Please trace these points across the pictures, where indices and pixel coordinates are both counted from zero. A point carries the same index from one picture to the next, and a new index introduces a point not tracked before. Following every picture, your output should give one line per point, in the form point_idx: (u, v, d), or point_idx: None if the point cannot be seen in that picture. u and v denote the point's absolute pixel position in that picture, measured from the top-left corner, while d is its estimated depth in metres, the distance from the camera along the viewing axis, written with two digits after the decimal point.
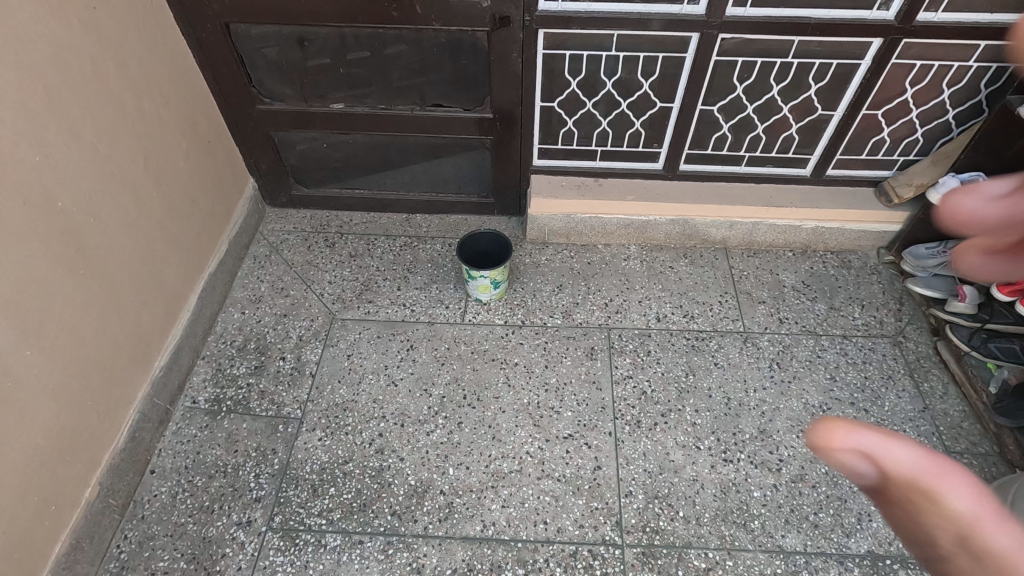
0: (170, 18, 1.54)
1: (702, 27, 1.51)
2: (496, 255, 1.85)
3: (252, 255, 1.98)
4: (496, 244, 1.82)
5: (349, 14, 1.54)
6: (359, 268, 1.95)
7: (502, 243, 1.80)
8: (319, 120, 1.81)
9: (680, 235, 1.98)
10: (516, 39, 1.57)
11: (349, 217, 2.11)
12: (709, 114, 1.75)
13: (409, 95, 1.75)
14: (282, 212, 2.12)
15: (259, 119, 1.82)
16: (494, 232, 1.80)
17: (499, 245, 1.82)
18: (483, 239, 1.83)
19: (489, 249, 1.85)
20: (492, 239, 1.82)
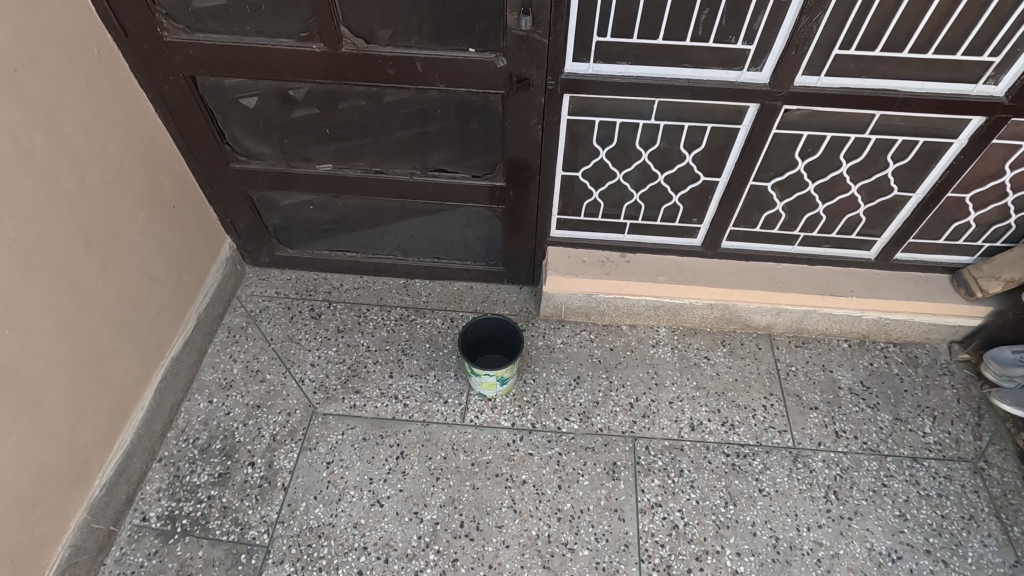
0: (123, 67, 1.29)
1: (763, 97, 1.24)
2: (504, 343, 1.62)
3: (226, 327, 1.74)
4: (506, 331, 1.59)
5: (335, 70, 1.27)
6: (347, 347, 1.70)
7: (513, 332, 1.57)
8: (303, 182, 1.56)
9: (718, 319, 1.70)
10: (536, 103, 1.30)
11: (339, 281, 1.86)
12: (762, 190, 1.47)
13: (408, 158, 1.49)
14: (264, 272, 1.87)
15: (235, 178, 1.57)
16: (503, 319, 1.56)
17: (509, 333, 1.59)
18: (489, 326, 1.59)
19: (495, 336, 1.62)
20: (500, 326, 1.59)
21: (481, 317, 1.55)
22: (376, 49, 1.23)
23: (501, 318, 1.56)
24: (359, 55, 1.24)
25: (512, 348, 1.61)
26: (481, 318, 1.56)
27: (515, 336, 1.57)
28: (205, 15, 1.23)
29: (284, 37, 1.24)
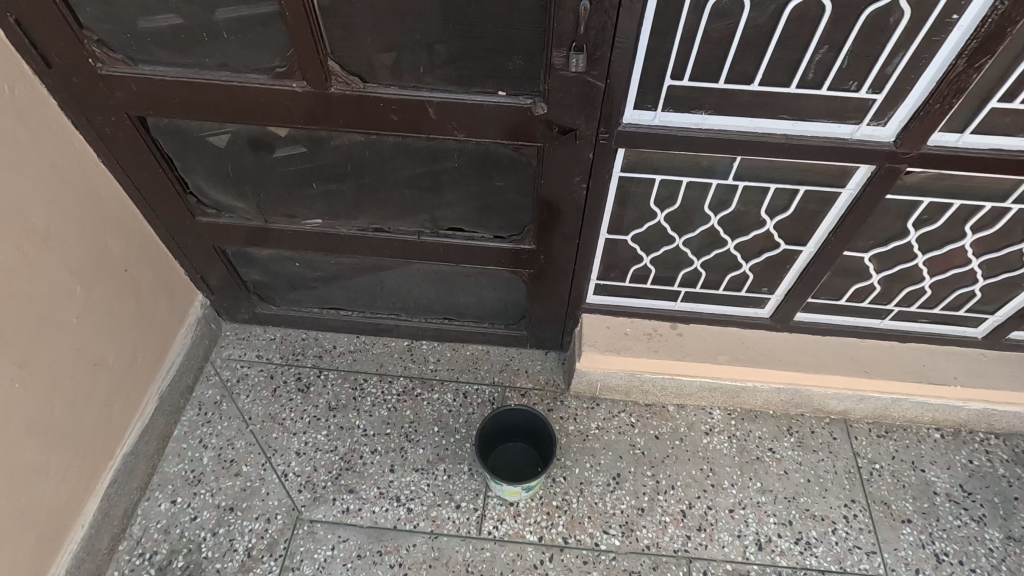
0: (50, 106, 1.00)
1: (884, 159, 0.94)
2: (533, 435, 1.37)
3: (196, 402, 1.46)
4: (534, 423, 1.34)
5: (323, 114, 0.98)
6: (339, 430, 1.43)
7: (545, 425, 1.31)
8: (287, 239, 1.27)
9: (785, 403, 1.42)
10: (582, 159, 1.02)
11: (332, 342, 1.58)
12: (857, 262, 1.18)
13: (415, 215, 1.20)
14: (243, 331, 1.59)
15: (203, 233, 1.29)
16: (530, 410, 1.31)
17: (538, 425, 1.33)
18: (513, 416, 1.34)
19: (521, 426, 1.37)
20: (528, 416, 1.33)
21: (505, 408, 1.30)
22: (376, 90, 0.94)
23: (529, 409, 1.30)
24: (354, 98, 0.95)
25: (542, 442, 1.35)
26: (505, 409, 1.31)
27: (546, 430, 1.31)
28: (150, 43, 0.93)
29: (255, 72, 0.95)
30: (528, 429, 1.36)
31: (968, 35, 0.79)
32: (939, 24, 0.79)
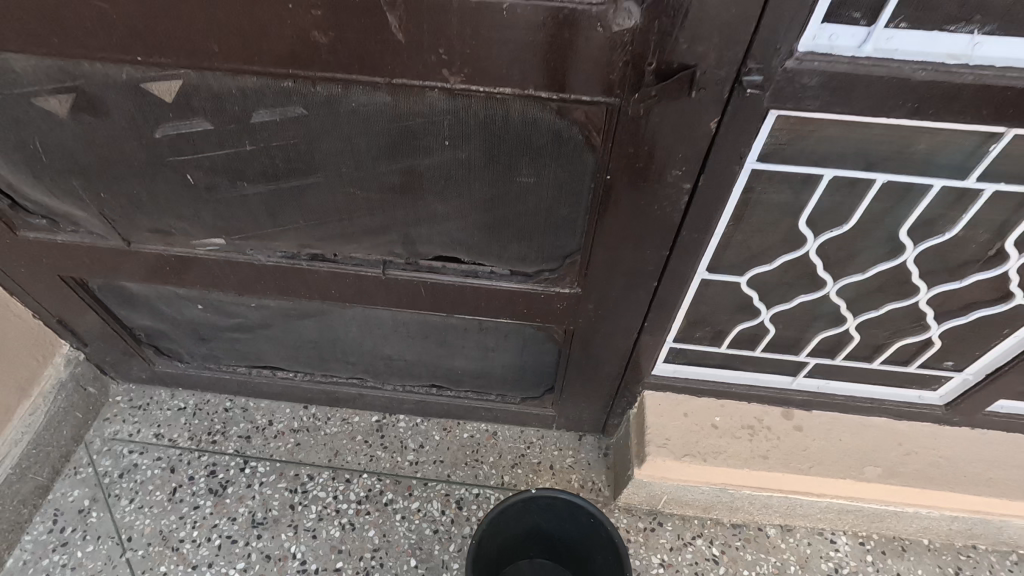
0: None
1: None
2: (574, 542, 0.86)
3: (52, 509, 0.97)
4: (577, 522, 0.83)
5: (178, 32, 0.49)
6: (263, 564, 0.93)
7: (600, 530, 0.80)
8: (172, 271, 0.78)
9: (954, 532, 0.92)
10: (695, 136, 0.52)
11: (267, 417, 1.08)
12: None
13: (380, 237, 0.71)
14: (143, 395, 1.10)
15: (40, 257, 0.80)
16: (572, 501, 0.80)
17: (584, 527, 0.82)
18: (539, 510, 0.83)
19: (553, 527, 0.86)
20: (565, 513, 0.83)
21: (528, 497, 0.80)
22: None
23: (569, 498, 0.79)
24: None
25: (591, 556, 0.84)
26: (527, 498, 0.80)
27: (602, 538, 0.80)
28: None
29: None
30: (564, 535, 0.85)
31: None
32: None
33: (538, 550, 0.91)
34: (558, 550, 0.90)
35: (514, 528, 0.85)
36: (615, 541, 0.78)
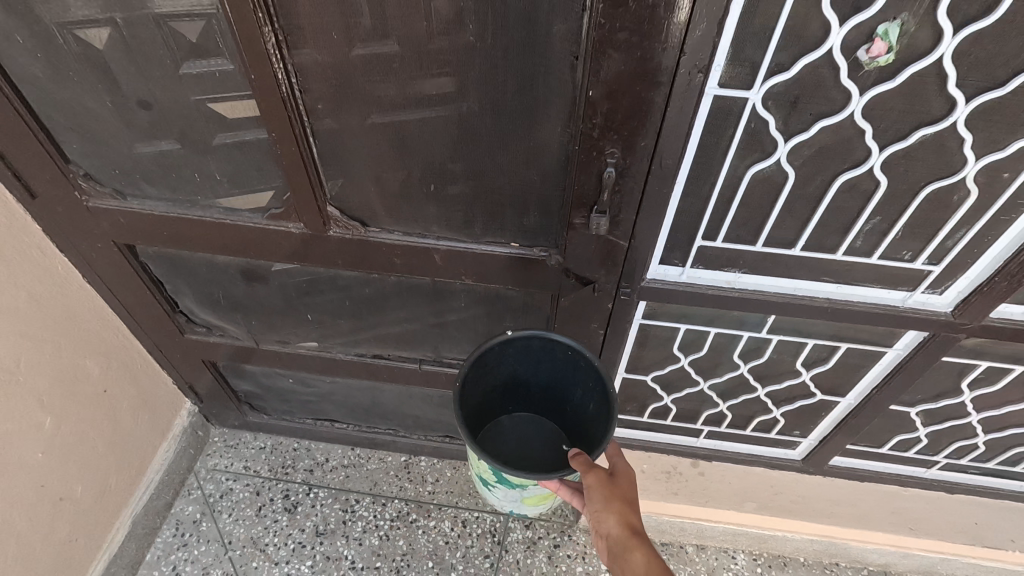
0: (33, 234, 0.93)
1: (939, 327, 0.84)
2: (548, 378, 0.96)
3: (175, 520, 1.36)
4: (553, 357, 0.91)
5: (317, 254, 0.91)
6: (325, 561, 1.31)
7: (575, 360, 0.89)
8: (281, 360, 1.19)
9: (818, 552, 1.27)
10: (600, 310, 0.92)
11: (324, 455, 1.47)
12: (902, 415, 1.07)
13: (419, 346, 1.12)
14: (234, 437, 1.50)
15: (192, 349, 1.20)
16: (546, 340, 0.88)
17: (558, 363, 0.92)
18: (513, 357, 0.92)
19: (527, 367, 0.95)
20: (539, 351, 0.91)
21: (504, 340, 0.87)
22: (377, 237, 0.86)
23: (543, 334, 0.87)
24: (353, 242, 0.87)
25: (569, 412, 0.98)
26: (501, 343, 0.87)
27: (577, 363, 0.89)
28: (138, 179, 0.86)
29: (250, 211, 0.88)
30: (540, 368, 0.95)
31: None
32: (1011, 205, 0.69)
33: (511, 402, 1.03)
34: (531, 392, 1.01)
35: (489, 381, 0.94)
36: (591, 367, 0.86)
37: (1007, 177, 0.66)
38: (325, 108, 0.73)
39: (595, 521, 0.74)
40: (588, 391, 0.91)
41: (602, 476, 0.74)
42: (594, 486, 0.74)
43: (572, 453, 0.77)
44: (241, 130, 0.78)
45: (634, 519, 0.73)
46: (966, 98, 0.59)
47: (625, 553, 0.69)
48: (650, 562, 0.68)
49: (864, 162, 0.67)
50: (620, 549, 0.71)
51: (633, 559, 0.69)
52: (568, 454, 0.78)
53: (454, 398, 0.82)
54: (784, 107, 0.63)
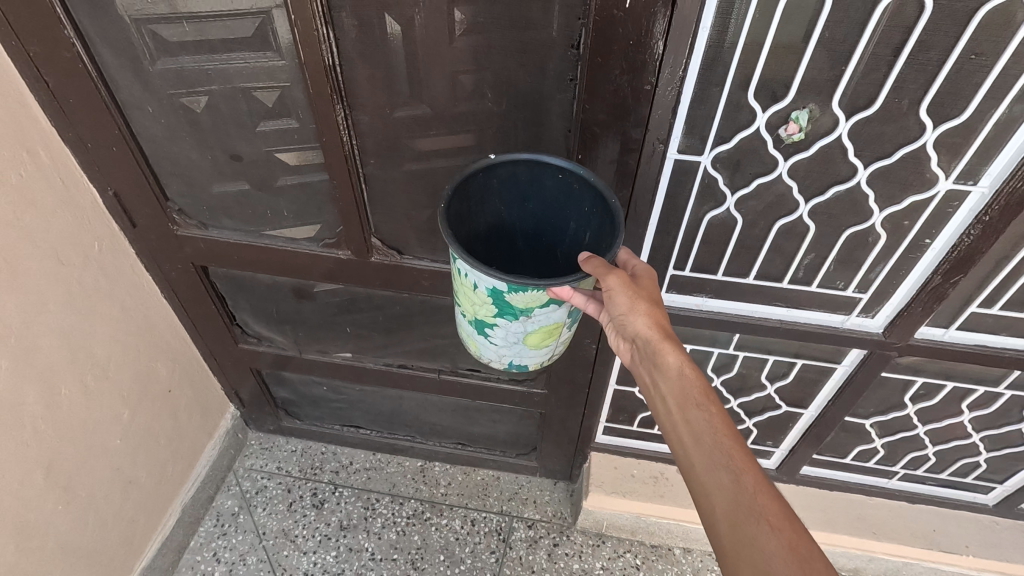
0: (128, 256, 1.13)
1: (875, 346, 1.00)
2: (539, 214, 0.80)
3: (215, 512, 1.52)
4: (542, 189, 0.77)
5: (359, 276, 1.10)
6: (349, 552, 1.47)
7: (568, 185, 0.75)
8: (319, 368, 1.38)
9: None
10: (593, 326, 1.11)
11: (349, 459, 1.64)
12: (858, 426, 1.23)
13: (439, 357, 1.30)
14: (268, 440, 1.67)
15: (242, 357, 1.39)
16: (534, 163, 0.74)
17: (548, 194, 0.78)
18: (498, 190, 0.77)
19: (515, 212, 0.81)
20: (527, 181, 0.77)
21: (485, 167, 0.73)
22: (410, 262, 1.06)
23: (533, 159, 0.73)
24: (390, 267, 1.07)
25: (562, 234, 0.81)
26: (484, 171, 0.73)
27: (571, 188, 0.75)
28: (219, 213, 1.07)
29: (307, 240, 1.08)
30: (528, 203, 0.80)
31: (941, 256, 0.87)
32: (914, 246, 0.87)
33: (499, 260, 0.85)
34: (515, 244, 0.85)
35: (472, 226, 0.78)
36: (588, 188, 0.72)
37: (907, 224, 0.85)
38: (375, 162, 0.93)
39: (622, 324, 0.69)
40: (585, 224, 0.76)
41: (624, 277, 0.66)
42: (617, 288, 0.65)
43: (583, 259, 0.66)
44: (308, 177, 0.98)
45: (663, 317, 0.68)
46: (864, 164, 0.80)
47: (658, 354, 0.66)
48: (684, 366, 0.65)
49: (793, 210, 0.87)
50: (651, 353, 0.67)
51: (667, 365, 0.66)
52: (578, 261, 0.66)
53: (444, 227, 0.66)
54: (728, 167, 0.84)
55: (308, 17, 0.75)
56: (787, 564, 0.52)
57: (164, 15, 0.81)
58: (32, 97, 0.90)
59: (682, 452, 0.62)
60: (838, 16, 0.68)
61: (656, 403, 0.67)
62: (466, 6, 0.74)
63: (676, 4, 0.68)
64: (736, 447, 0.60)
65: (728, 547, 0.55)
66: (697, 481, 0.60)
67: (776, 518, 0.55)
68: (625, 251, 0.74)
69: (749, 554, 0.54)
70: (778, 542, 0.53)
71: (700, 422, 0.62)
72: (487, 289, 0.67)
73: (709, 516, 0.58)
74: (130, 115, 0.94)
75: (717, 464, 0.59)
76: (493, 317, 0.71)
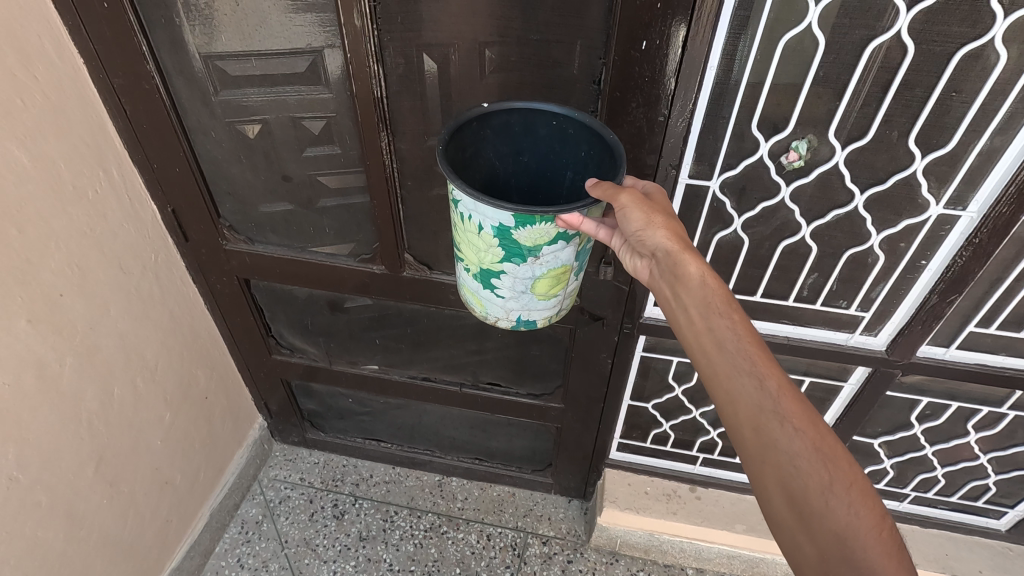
0: (179, 268, 1.23)
1: (878, 363, 1.06)
2: (533, 165, 0.85)
3: (240, 519, 1.57)
4: (535, 139, 0.82)
5: (391, 289, 1.19)
6: (368, 562, 1.50)
7: (562, 132, 0.80)
8: (347, 380, 1.45)
9: None
10: (608, 340, 1.17)
11: (369, 471, 1.69)
12: (866, 446, 1.26)
13: (461, 371, 1.37)
14: (292, 452, 1.72)
15: (275, 368, 1.47)
16: (527, 112, 0.79)
17: (542, 143, 0.82)
18: (492, 142, 0.82)
19: (510, 166, 0.85)
20: (520, 132, 0.81)
21: (480, 116, 0.77)
22: (439, 277, 1.14)
23: (527, 108, 0.78)
24: (420, 281, 1.15)
25: (558, 183, 0.86)
26: (478, 120, 0.77)
27: (565, 135, 0.80)
28: (266, 229, 1.17)
29: (345, 255, 1.17)
30: (521, 155, 0.84)
31: (937, 276, 0.93)
32: (911, 266, 0.94)
33: None
34: (510, 199, 0.89)
35: (470, 178, 0.82)
36: (583, 132, 0.78)
37: (904, 246, 0.92)
38: (412, 183, 1.02)
39: (638, 241, 0.71)
40: (581, 168, 0.81)
41: (637, 194, 0.69)
42: (631, 207, 0.68)
43: (592, 184, 0.69)
44: (350, 197, 1.08)
45: (678, 230, 0.70)
46: (861, 190, 0.88)
47: (677, 267, 0.68)
48: (703, 275, 0.67)
49: (797, 232, 0.94)
50: (669, 266, 0.69)
51: (687, 277, 0.68)
52: (586, 187, 0.70)
53: (450, 171, 0.70)
54: (735, 192, 0.91)
55: (361, 54, 0.85)
56: (803, 439, 0.58)
57: (234, 53, 0.92)
58: (111, 123, 1.02)
59: (704, 360, 0.66)
60: (831, 57, 0.76)
61: (676, 314, 0.69)
62: (500, 46, 0.84)
63: (687, 46, 0.77)
64: (757, 352, 0.63)
65: (753, 444, 0.60)
66: (719, 385, 0.63)
67: (798, 415, 0.59)
68: (630, 176, 0.77)
69: (773, 449, 0.59)
70: (799, 436, 0.58)
71: (721, 330, 0.65)
72: (497, 230, 0.72)
73: (732, 417, 0.62)
74: (194, 140, 1.05)
75: (740, 367, 0.63)
76: (501, 261, 0.76)
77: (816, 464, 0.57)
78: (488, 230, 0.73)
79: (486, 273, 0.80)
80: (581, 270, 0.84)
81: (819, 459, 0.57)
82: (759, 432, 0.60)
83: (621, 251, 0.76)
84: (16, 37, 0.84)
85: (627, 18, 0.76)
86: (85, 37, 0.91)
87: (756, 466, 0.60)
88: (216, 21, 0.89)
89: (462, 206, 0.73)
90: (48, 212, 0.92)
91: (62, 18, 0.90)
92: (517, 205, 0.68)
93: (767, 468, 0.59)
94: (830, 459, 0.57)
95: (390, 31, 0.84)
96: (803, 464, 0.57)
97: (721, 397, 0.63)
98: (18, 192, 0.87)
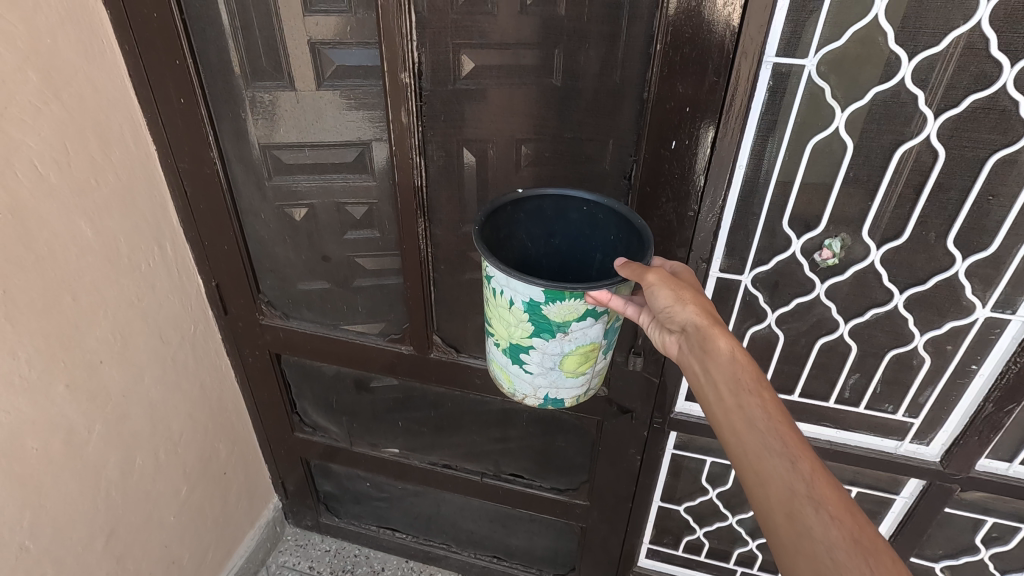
0: (215, 340, 1.26)
1: (932, 475, 0.98)
2: (565, 248, 0.87)
3: None
4: (567, 224, 0.84)
5: (418, 370, 1.18)
6: None
7: (593, 218, 0.82)
8: (368, 461, 1.42)
9: None
10: (637, 434, 1.13)
11: (381, 564, 1.60)
12: (928, 570, 1.13)
13: (482, 458, 1.33)
14: (304, 537, 1.65)
15: (296, 445, 1.45)
16: (559, 198, 0.82)
17: (573, 227, 0.84)
18: (525, 225, 0.84)
19: (541, 248, 0.87)
20: (553, 216, 0.84)
21: (515, 200, 0.80)
22: (467, 359, 1.14)
23: (559, 194, 0.81)
24: (447, 363, 1.15)
25: (589, 265, 0.86)
26: (512, 205, 0.80)
27: (595, 220, 0.82)
28: (301, 305, 1.20)
29: (375, 334, 1.18)
30: (553, 237, 0.86)
31: (991, 382, 0.88)
32: (960, 370, 0.89)
33: None
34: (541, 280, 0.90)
35: (503, 258, 0.83)
36: (612, 217, 0.80)
37: (951, 348, 0.88)
38: (444, 267, 1.05)
39: (666, 317, 0.70)
40: (611, 251, 0.82)
41: (664, 272, 0.69)
42: (658, 285, 0.68)
43: (620, 263, 0.69)
44: (385, 278, 1.11)
45: (708, 306, 0.69)
46: (900, 289, 0.85)
47: (706, 341, 0.66)
48: (732, 351, 0.65)
49: (834, 329, 0.91)
50: (698, 341, 0.67)
51: (716, 352, 0.65)
52: (615, 266, 0.70)
53: (484, 248, 0.72)
54: (767, 287, 0.90)
55: (405, 148, 0.91)
56: (839, 528, 0.52)
57: (289, 143, 0.99)
58: (172, 203, 1.10)
59: (735, 440, 0.62)
60: (861, 158, 0.78)
61: (707, 391, 0.66)
62: (535, 143, 0.89)
63: (715, 145, 0.79)
64: (789, 432, 0.59)
65: (786, 532, 0.55)
66: (750, 466, 0.60)
67: (834, 502, 0.54)
68: (658, 257, 0.77)
69: (806, 538, 0.53)
70: (836, 525, 0.53)
71: (751, 408, 0.62)
72: (527, 305, 0.72)
73: (765, 502, 0.57)
74: (245, 221, 1.11)
75: (771, 447, 0.59)
76: (530, 336, 0.76)
77: (856, 558, 0.51)
78: (519, 305, 0.73)
79: (515, 348, 0.79)
80: (610, 348, 0.83)
81: (859, 552, 0.51)
82: (791, 518, 0.55)
83: (650, 329, 0.74)
84: (100, 127, 0.93)
85: (657, 119, 0.79)
86: (160, 127, 1.01)
87: (790, 557, 0.54)
88: (276, 116, 0.97)
89: (494, 282, 0.74)
90: (101, 282, 0.97)
91: (143, 112, 1.00)
92: (548, 281, 0.68)
93: (801, 559, 0.53)
94: (871, 555, 0.51)
95: (434, 128, 0.90)
96: (840, 556, 0.51)
97: (752, 479, 0.59)
98: (77, 262, 0.93)
